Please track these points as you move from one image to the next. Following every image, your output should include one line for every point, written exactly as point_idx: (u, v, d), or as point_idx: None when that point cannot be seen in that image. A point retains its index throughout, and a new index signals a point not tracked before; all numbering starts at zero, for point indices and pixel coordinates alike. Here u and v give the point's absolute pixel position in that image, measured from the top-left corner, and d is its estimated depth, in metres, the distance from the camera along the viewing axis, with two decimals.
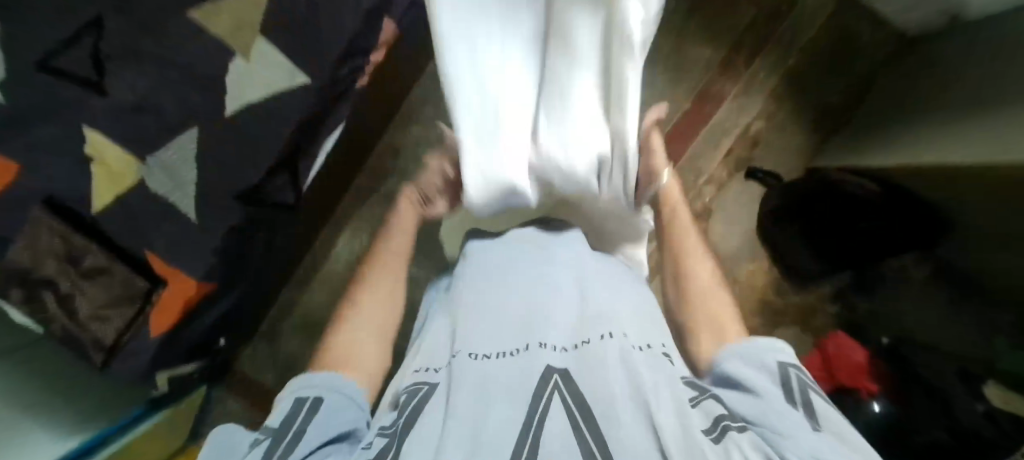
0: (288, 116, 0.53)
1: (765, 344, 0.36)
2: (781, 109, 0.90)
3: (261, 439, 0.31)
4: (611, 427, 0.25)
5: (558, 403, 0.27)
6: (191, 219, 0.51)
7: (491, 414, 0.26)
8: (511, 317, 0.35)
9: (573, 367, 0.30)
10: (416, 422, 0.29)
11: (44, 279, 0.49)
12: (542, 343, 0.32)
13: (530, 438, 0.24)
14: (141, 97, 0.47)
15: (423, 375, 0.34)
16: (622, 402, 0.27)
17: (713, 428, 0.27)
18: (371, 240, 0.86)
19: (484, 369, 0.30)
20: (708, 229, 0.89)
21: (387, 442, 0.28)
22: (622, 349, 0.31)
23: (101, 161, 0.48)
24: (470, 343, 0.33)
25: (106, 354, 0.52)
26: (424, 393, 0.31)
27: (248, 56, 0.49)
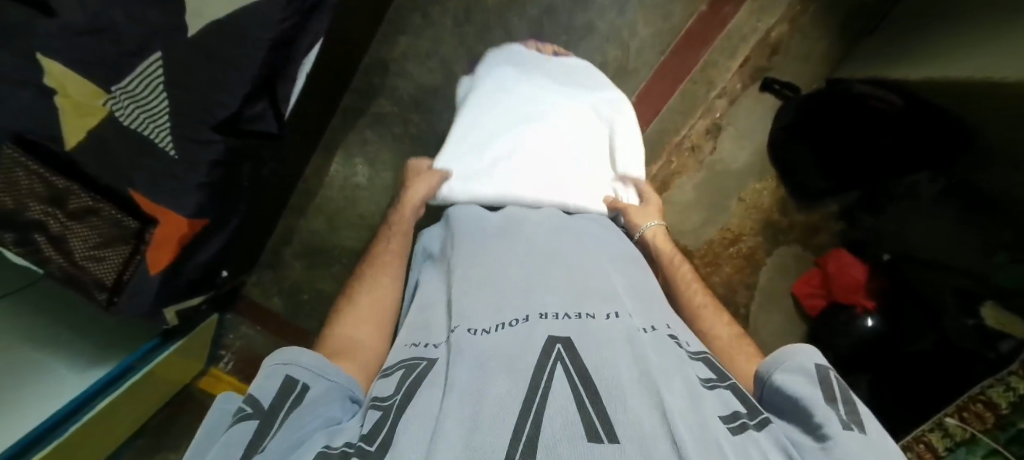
0: (261, 35, 0.48)
1: (804, 352, 0.34)
2: (806, 8, 0.82)
3: (246, 414, 0.30)
4: (616, 404, 0.24)
5: (561, 375, 0.27)
6: (172, 154, 0.49)
7: (490, 390, 0.26)
8: (513, 294, 0.36)
9: (574, 338, 0.30)
10: (412, 398, 0.29)
11: (30, 222, 0.48)
12: (542, 317, 0.32)
13: (531, 414, 0.24)
14: (91, 17, 0.42)
15: (420, 350, 0.35)
16: (628, 381, 0.27)
17: (731, 419, 0.27)
18: (365, 166, 0.83)
19: (484, 344, 0.31)
20: (716, 147, 0.85)
21: (385, 413, 0.28)
22: (624, 331, 0.32)
23: (64, 93, 0.43)
24: (469, 320, 0.34)
25: (111, 292, 0.54)
26: (422, 369, 0.32)
27: None
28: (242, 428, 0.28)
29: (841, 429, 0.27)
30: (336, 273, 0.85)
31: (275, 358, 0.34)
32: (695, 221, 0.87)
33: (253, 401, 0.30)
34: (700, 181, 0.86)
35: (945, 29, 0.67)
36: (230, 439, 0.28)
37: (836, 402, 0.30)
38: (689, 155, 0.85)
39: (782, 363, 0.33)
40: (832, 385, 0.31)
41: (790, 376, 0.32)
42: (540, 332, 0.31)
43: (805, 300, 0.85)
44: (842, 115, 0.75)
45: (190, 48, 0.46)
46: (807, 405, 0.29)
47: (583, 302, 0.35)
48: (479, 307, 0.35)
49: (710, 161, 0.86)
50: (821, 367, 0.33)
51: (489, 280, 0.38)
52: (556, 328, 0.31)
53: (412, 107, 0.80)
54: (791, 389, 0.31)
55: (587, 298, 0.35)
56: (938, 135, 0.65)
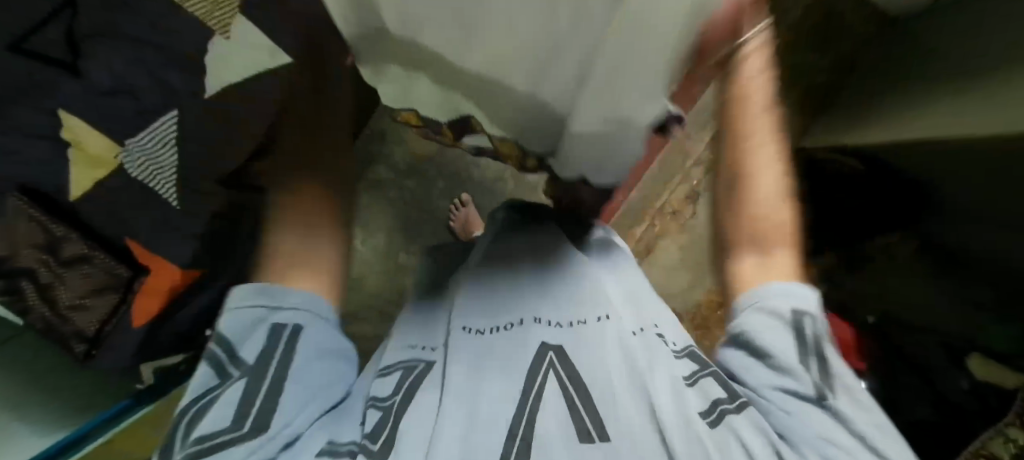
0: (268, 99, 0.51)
1: (789, 294, 0.35)
2: None
3: (232, 375, 0.29)
4: (608, 406, 0.28)
5: (554, 381, 0.30)
6: (173, 204, 0.52)
7: (485, 390, 0.30)
8: (507, 296, 0.38)
9: (566, 345, 0.33)
10: (414, 398, 0.33)
11: (19, 269, 0.48)
12: (535, 321, 0.35)
13: (526, 415, 0.28)
14: (118, 80, 0.46)
15: (419, 352, 0.38)
16: (619, 383, 0.30)
17: (711, 411, 0.30)
18: (358, 228, 0.84)
19: (477, 343, 0.34)
20: (695, 212, 0.90)
21: (386, 413, 0.32)
22: (614, 333, 0.34)
23: (79, 147, 0.46)
24: (465, 318, 0.37)
25: (90, 344, 0.53)
26: (420, 371, 0.36)
27: (228, 33, 0.48)
28: (232, 389, 0.29)
29: (811, 408, 0.30)
30: None
31: (260, 291, 0.33)
32: (681, 283, 0.89)
33: (238, 354, 0.30)
34: (683, 244, 0.90)
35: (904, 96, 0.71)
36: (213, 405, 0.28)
37: (807, 357, 0.32)
38: (670, 220, 0.89)
39: (759, 306, 0.35)
40: (807, 339, 0.33)
41: (759, 324, 0.34)
42: (533, 337, 0.33)
43: None
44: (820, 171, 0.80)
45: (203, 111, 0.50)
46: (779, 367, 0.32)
47: (575, 302, 0.36)
48: (475, 307, 0.38)
49: (692, 224, 0.90)
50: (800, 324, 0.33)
51: (483, 287, 0.39)
52: (548, 333, 0.34)
53: (408, 171, 0.84)
54: (763, 358, 0.33)
55: (581, 301, 0.37)
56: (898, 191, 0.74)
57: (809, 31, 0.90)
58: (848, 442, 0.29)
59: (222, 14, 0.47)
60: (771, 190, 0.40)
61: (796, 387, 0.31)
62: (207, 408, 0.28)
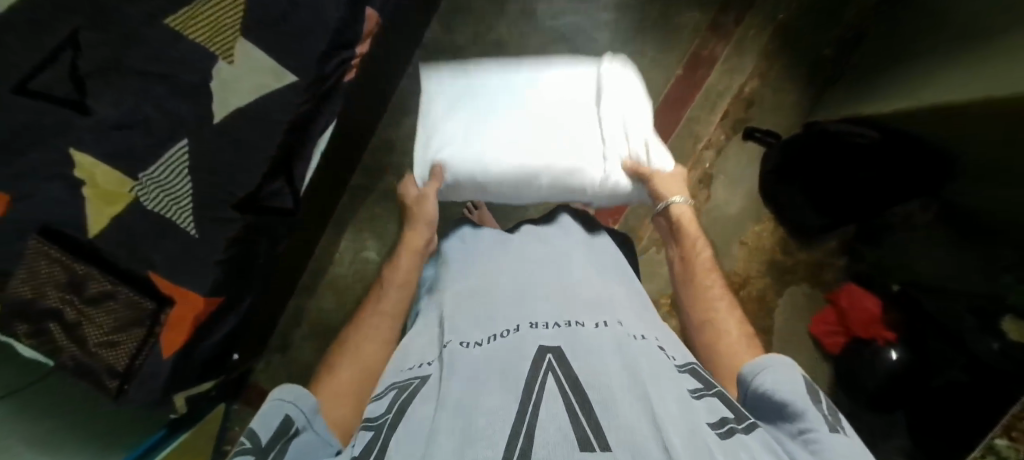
0: (277, 117, 0.52)
1: (782, 364, 0.38)
2: (773, 65, 0.89)
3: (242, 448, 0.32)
4: (608, 412, 0.27)
5: (553, 382, 0.30)
6: (191, 232, 0.51)
7: (480, 400, 0.29)
8: (502, 306, 0.41)
9: (564, 346, 0.34)
10: (406, 414, 0.32)
11: (47, 310, 0.49)
12: (531, 327, 0.37)
13: (527, 421, 0.26)
14: (125, 114, 0.47)
15: (418, 370, 0.38)
16: (619, 388, 0.29)
17: (720, 425, 0.29)
18: (373, 239, 0.84)
19: (472, 356, 0.35)
20: (710, 195, 0.89)
21: (376, 432, 0.31)
22: (612, 339, 0.36)
23: (93, 183, 0.48)
24: (461, 335, 0.39)
25: (122, 379, 0.52)
26: (414, 388, 0.35)
27: (231, 58, 0.49)
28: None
29: (827, 431, 0.32)
30: None
31: (281, 392, 0.37)
32: None
33: (252, 437, 0.33)
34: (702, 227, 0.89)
35: (912, 67, 0.70)
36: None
37: (818, 403, 0.35)
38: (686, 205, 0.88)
39: (768, 365, 0.38)
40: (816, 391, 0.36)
41: (773, 382, 0.36)
42: (530, 341, 0.35)
43: (824, 338, 0.86)
44: (822, 151, 0.79)
45: (213, 134, 0.50)
46: (795, 408, 0.34)
47: (572, 315, 0.39)
48: (472, 323, 0.40)
49: (708, 208, 0.89)
50: (806, 382, 0.36)
51: (477, 301, 0.43)
52: (545, 337, 0.36)
53: None
54: (787, 404, 0.34)
55: (576, 309, 0.40)
56: (901, 165, 0.72)
57: (809, 5, 0.89)
58: None
59: (224, 43, 0.48)
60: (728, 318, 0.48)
61: (818, 425, 0.32)
62: None
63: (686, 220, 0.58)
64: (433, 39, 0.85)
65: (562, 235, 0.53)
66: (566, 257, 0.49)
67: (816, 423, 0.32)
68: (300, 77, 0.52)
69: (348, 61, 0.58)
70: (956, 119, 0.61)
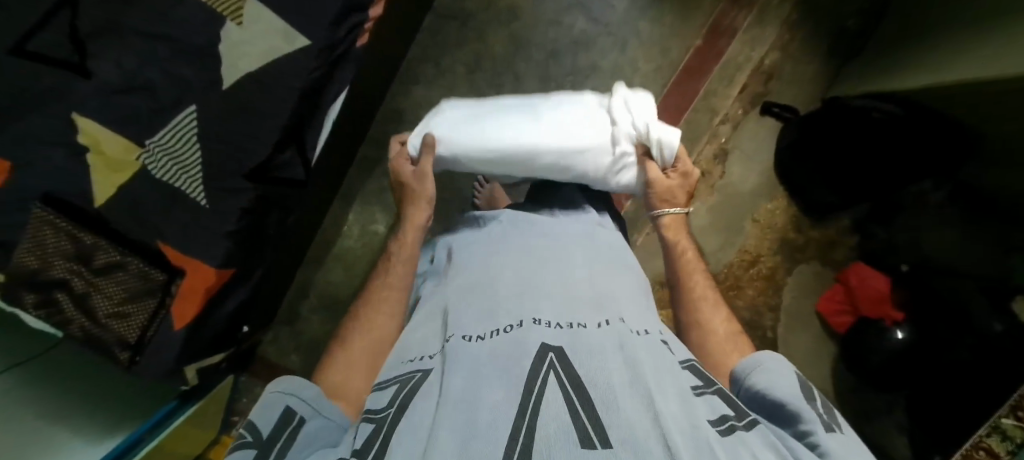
0: (291, 84, 0.50)
1: (775, 360, 0.38)
2: (792, 38, 0.87)
3: (244, 442, 0.31)
4: (610, 410, 0.26)
5: (554, 380, 0.29)
6: (202, 202, 0.50)
7: (483, 397, 0.28)
8: (504, 298, 0.39)
9: (566, 345, 0.33)
10: (407, 409, 0.30)
11: (53, 281, 0.49)
12: (534, 323, 0.35)
13: (527, 418, 0.26)
14: (129, 77, 0.46)
15: (416, 363, 0.36)
16: (620, 386, 0.29)
17: (721, 423, 0.29)
18: (382, 213, 0.83)
19: (474, 351, 0.33)
20: (725, 171, 0.88)
21: (378, 426, 0.30)
22: (615, 338, 0.34)
23: (98, 150, 0.47)
24: (462, 328, 0.37)
25: (133, 351, 0.51)
26: (416, 381, 0.34)
27: (240, 19, 0.47)
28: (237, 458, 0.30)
29: (825, 432, 0.31)
30: None
31: (280, 384, 0.35)
32: (713, 245, 0.88)
33: (253, 431, 0.32)
34: (713, 205, 0.88)
35: (934, 40, 0.69)
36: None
37: (813, 402, 0.34)
38: (699, 182, 0.88)
39: (764, 361, 0.38)
40: (811, 390, 0.36)
41: (769, 381, 0.36)
42: (532, 338, 0.33)
43: (832, 317, 0.87)
44: (837, 125, 0.78)
45: (221, 100, 0.48)
46: (792, 407, 0.33)
47: (576, 312, 0.37)
48: (473, 316, 0.38)
49: (720, 185, 0.88)
50: (799, 380, 0.36)
51: (478, 293, 0.41)
52: (548, 334, 0.34)
53: None
54: (785, 404, 0.34)
55: (580, 307, 0.38)
56: (925, 140, 0.73)
57: None
58: None
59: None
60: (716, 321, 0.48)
61: (814, 426, 0.32)
62: None
63: (676, 227, 0.55)
64: (445, 4, 0.82)
65: (562, 226, 0.51)
66: (569, 248, 0.47)
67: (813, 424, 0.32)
68: (312, 41, 0.49)
69: (361, 25, 0.54)
70: (974, 92, 0.61)
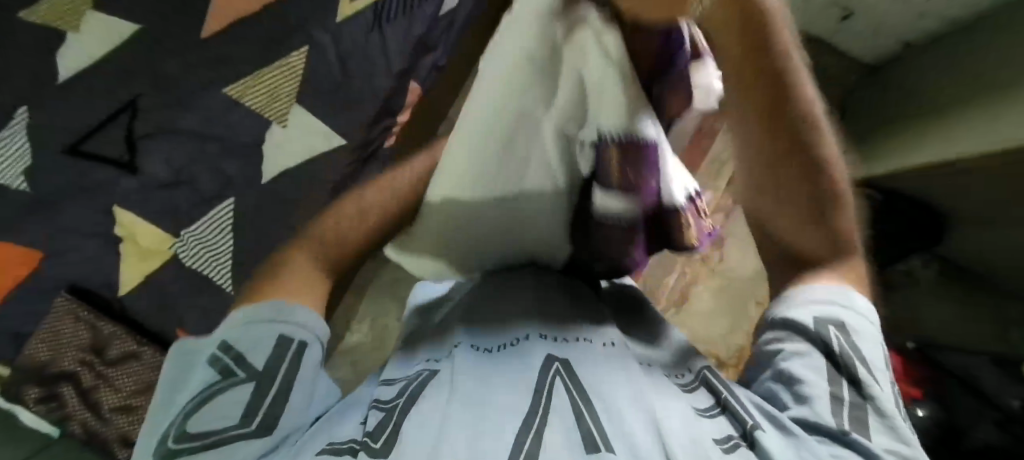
0: (327, 178, 0.52)
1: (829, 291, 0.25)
2: None
3: (234, 375, 0.21)
4: (611, 415, 0.21)
5: (562, 391, 0.22)
6: (229, 291, 0.50)
7: (490, 399, 0.22)
8: (510, 310, 0.29)
9: (574, 357, 0.25)
10: (422, 395, 0.24)
11: (62, 373, 0.47)
12: (541, 337, 0.27)
13: (531, 410, 0.21)
14: (175, 173, 0.50)
15: (425, 356, 0.30)
16: (623, 398, 0.23)
17: (730, 437, 0.22)
18: (393, 304, 0.83)
19: (476, 363, 0.25)
20: (723, 256, 0.92)
21: (389, 414, 0.22)
22: (623, 358, 0.26)
23: (133, 240, 0.49)
24: (474, 336, 0.28)
25: (132, 448, 0.48)
26: (425, 377, 0.26)
27: (285, 122, 0.52)
28: (234, 392, 0.20)
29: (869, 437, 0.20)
30: None
31: (271, 303, 0.24)
32: (721, 329, 0.89)
33: (237, 357, 0.21)
34: (715, 289, 0.91)
35: (896, 129, 0.71)
36: (224, 409, 0.20)
37: (857, 376, 0.23)
38: (699, 267, 0.92)
39: (793, 307, 0.26)
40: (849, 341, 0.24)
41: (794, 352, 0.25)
42: (537, 351, 0.26)
43: None
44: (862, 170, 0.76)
45: (262, 193, 0.51)
46: (808, 382, 0.23)
47: (577, 322, 0.29)
48: (480, 325, 0.29)
49: (720, 268, 0.92)
50: (846, 342, 0.24)
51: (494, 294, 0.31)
52: (552, 346, 0.26)
53: None
54: (805, 379, 0.23)
55: (594, 319, 0.30)
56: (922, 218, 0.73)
57: None
58: None
59: (280, 106, 0.51)
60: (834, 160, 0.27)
61: (817, 414, 0.22)
62: (196, 417, 0.20)
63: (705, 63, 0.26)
64: None
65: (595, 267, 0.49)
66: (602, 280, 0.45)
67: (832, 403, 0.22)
68: (349, 139, 0.52)
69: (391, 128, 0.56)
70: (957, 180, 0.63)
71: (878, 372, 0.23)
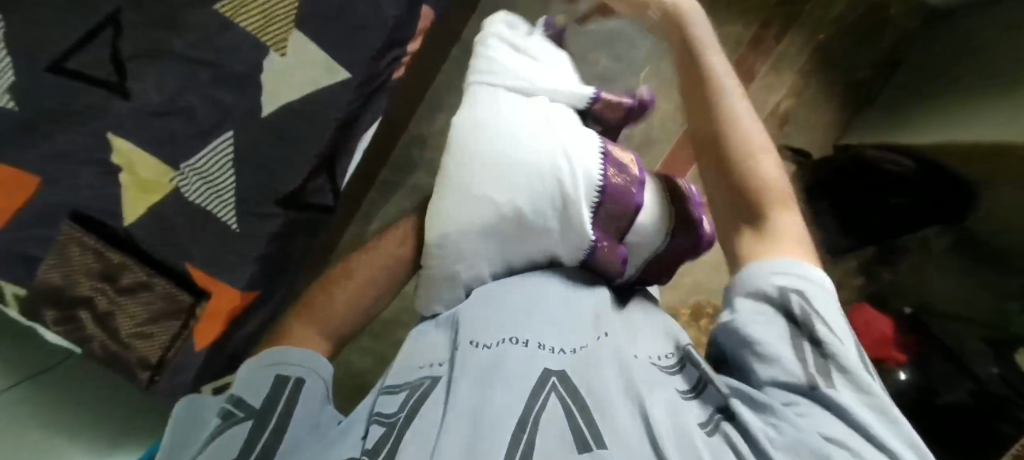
0: (331, 113, 0.52)
1: (791, 266, 0.36)
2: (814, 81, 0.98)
3: (237, 417, 0.37)
4: (604, 414, 0.33)
5: (555, 401, 0.34)
6: (233, 226, 0.50)
7: (492, 401, 0.34)
8: (517, 313, 0.43)
9: (568, 370, 0.37)
10: (418, 413, 0.35)
11: (78, 298, 0.49)
12: (540, 347, 0.39)
13: (528, 425, 0.31)
14: (169, 99, 0.46)
15: (430, 369, 0.41)
16: (614, 390, 0.35)
17: (709, 424, 0.33)
18: None
19: (486, 360, 0.38)
20: None
21: (388, 429, 0.35)
22: (615, 355, 0.39)
23: (131, 170, 0.47)
24: (474, 334, 0.41)
25: (152, 370, 0.52)
26: (425, 388, 0.39)
27: (283, 51, 0.48)
28: (236, 429, 0.36)
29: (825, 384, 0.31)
30: (364, 344, 0.82)
31: (266, 355, 0.42)
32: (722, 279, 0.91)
33: (240, 400, 0.38)
34: None
35: (935, 103, 0.83)
36: (224, 442, 0.35)
37: (802, 347, 0.33)
38: None
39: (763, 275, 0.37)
40: (796, 318, 0.34)
41: (751, 315, 0.36)
42: (537, 362, 0.38)
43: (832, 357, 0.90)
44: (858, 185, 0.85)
45: (262, 128, 0.49)
46: (771, 351, 0.34)
47: (573, 337, 0.41)
48: (490, 324, 0.42)
49: None
50: (789, 306, 0.35)
51: (499, 306, 0.43)
52: (551, 360, 0.38)
53: None
54: (776, 358, 0.34)
55: (580, 329, 0.42)
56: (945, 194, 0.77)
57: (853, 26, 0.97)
58: (854, 445, 0.28)
59: (279, 31, 0.47)
60: (754, 130, 0.45)
61: (786, 377, 0.33)
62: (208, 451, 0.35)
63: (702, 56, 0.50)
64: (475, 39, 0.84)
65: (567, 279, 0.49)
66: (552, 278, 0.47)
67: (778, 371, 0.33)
68: (352, 74, 0.52)
69: (398, 60, 0.58)
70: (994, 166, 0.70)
71: (826, 321, 0.34)
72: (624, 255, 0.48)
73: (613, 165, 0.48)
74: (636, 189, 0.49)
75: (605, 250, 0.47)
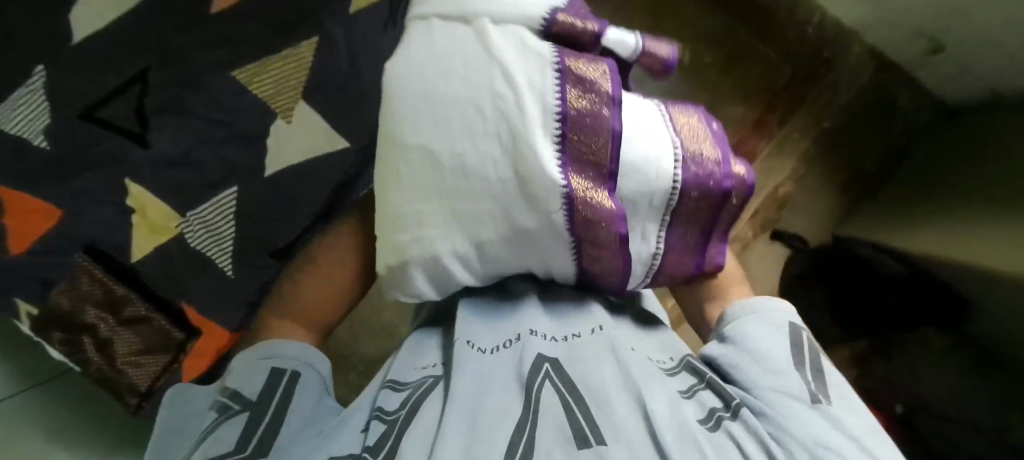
0: (329, 177, 0.57)
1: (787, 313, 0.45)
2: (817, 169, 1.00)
3: (232, 409, 0.38)
4: (603, 411, 0.33)
5: (550, 390, 0.35)
6: (229, 272, 0.55)
7: (487, 401, 0.35)
8: (511, 318, 0.43)
9: (561, 359, 0.38)
10: (417, 412, 0.36)
11: (83, 324, 0.52)
12: (532, 335, 0.40)
13: (528, 424, 0.32)
14: (181, 152, 0.49)
15: (426, 369, 0.42)
16: (612, 387, 0.35)
17: (708, 419, 0.35)
18: None
19: (478, 362, 0.39)
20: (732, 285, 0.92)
21: (389, 427, 0.35)
22: (607, 345, 0.40)
23: (143, 214, 0.51)
24: (471, 334, 0.41)
25: (141, 397, 0.55)
26: (425, 388, 0.39)
27: (289, 117, 0.54)
28: (231, 422, 0.37)
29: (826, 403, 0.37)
30: (352, 379, 0.85)
31: (262, 347, 0.43)
32: None
33: (237, 394, 0.39)
34: None
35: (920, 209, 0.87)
36: (219, 434, 0.36)
37: (803, 371, 0.40)
38: None
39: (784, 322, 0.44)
40: (800, 349, 0.42)
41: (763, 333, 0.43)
42: (531, 350, 0.38)
43: None
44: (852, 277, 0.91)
45: (265, 184, 0.54)
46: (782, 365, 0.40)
47: (569, 326, 0.42)
48: (483, 323, 0.43)
49: None
50: (793, 332, 0.43)
51: (501, 311, 0.44)
52: (544, 347, 0.39)
53: None
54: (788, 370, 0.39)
55: (572, 321, 0.43)
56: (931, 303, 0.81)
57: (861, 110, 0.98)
58: (849, 444, 0.33)
59: (288, 100, 0.53)
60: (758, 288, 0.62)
61: (791, 389, 0.38)
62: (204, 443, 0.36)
63: None
64: None
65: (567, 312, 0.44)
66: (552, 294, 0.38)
67: (779, 378, 0.39)
68: (350, 143, 0.57)
69: None
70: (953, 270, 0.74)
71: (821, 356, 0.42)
72: (619, 214, 0.35)
73: (575, 84, 0.34)
74: (615, 144, 0.34)
75: (584, 214, 0.33)
